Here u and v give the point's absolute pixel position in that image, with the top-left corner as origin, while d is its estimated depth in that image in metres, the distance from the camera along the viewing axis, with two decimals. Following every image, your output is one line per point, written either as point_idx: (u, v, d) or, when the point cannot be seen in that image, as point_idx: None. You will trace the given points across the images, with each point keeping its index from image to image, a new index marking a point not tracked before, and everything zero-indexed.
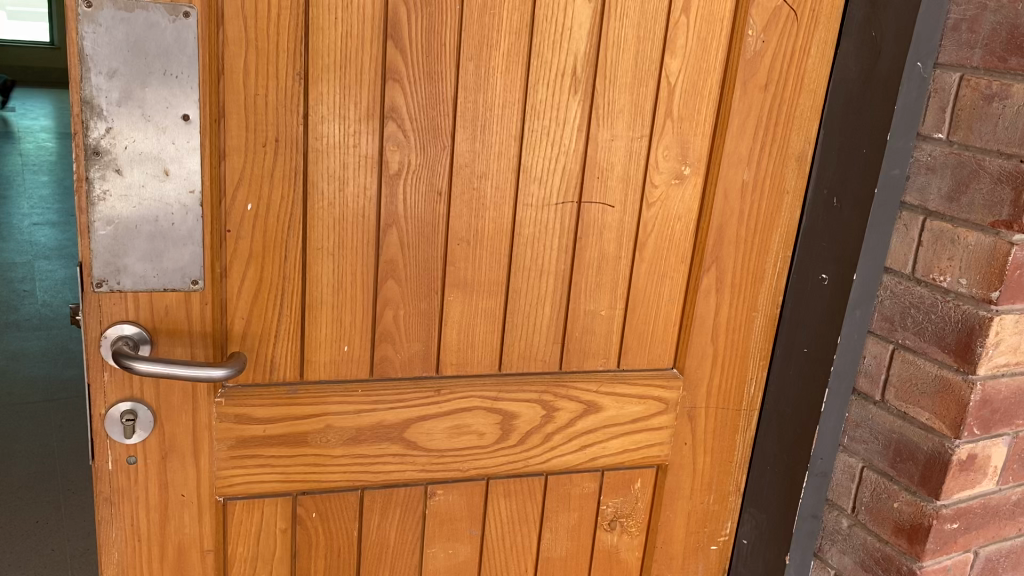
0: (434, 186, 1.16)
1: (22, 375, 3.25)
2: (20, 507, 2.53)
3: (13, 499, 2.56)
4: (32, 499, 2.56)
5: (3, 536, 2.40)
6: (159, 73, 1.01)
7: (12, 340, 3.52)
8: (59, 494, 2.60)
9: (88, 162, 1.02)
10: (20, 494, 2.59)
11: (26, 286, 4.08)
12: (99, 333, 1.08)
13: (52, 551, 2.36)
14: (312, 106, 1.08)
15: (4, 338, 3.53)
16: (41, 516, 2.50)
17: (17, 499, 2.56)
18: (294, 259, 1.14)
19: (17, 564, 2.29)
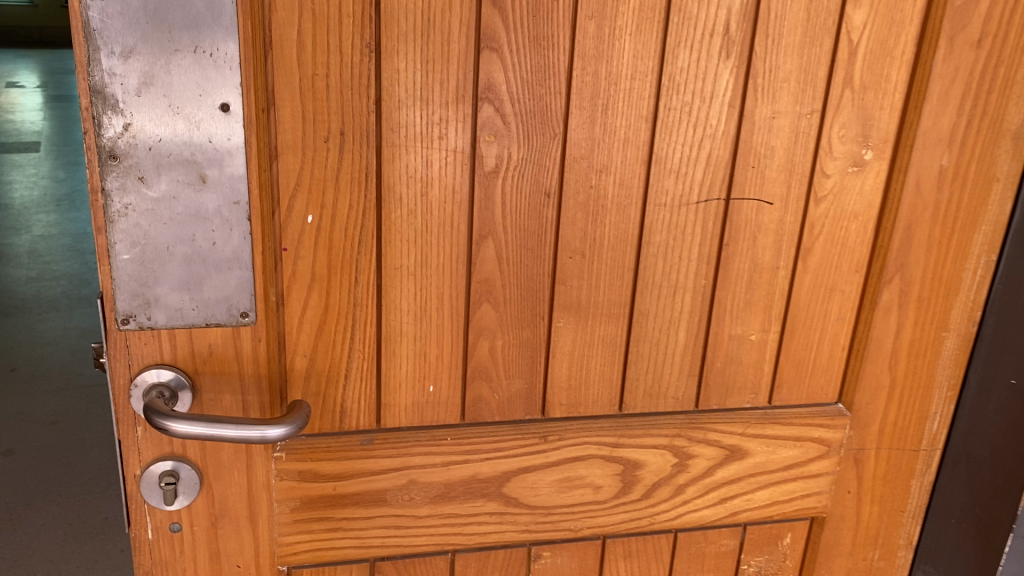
0: (541, 186, 0.90)
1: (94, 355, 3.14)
2: (89, 502, 2.41)
3: (82, 493, 2.44)
4: (100, 493, 2.44)
5: (73, 535, 2.28)
6: (188, 50, 0.77)
7: (83, 317, 3.42)
8: None
9: (103, 168, 0.79)
10: (89, 487, 2.47)
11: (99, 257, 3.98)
12: (128, 379, 0.87)
13: (120, 552, 2.23)
14: (386, 87, 0.83)
15: (76, 314, 3.43)
16: (110, 512, 2.37)
17: (86, 494, 2.44)
18: (366, 282, 0.89)
19: (85, 567, 2.18)
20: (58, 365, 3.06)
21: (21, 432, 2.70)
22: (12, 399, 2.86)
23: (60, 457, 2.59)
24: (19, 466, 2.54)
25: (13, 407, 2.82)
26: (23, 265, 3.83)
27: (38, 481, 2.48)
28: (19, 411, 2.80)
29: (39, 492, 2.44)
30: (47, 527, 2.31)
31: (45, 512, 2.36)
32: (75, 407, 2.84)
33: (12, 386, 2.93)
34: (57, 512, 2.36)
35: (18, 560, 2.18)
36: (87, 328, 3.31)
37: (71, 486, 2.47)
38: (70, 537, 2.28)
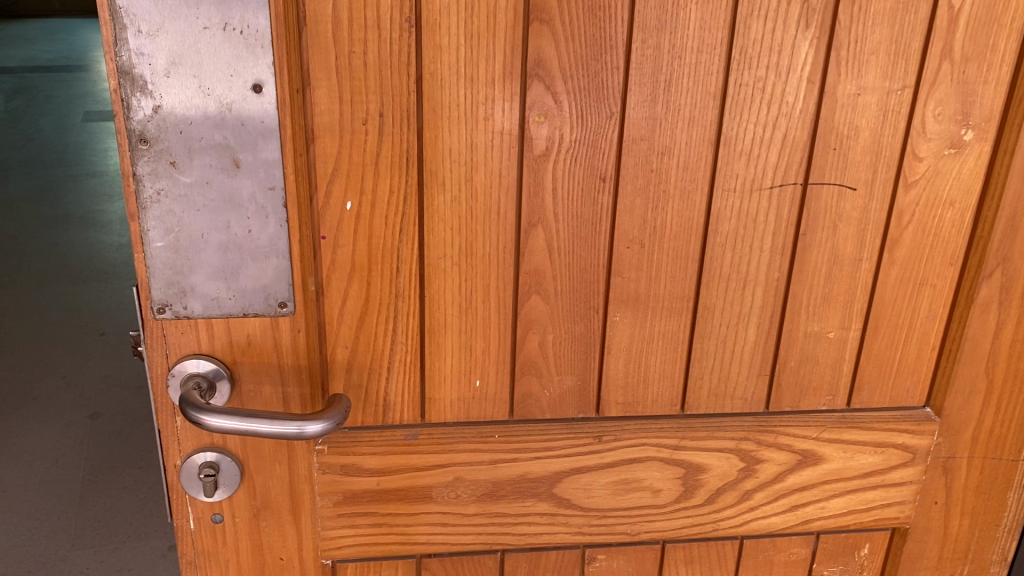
0: (595, 170, 0.83)
1: None
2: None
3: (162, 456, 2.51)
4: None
5: (153, 499, 2.35)
6: (218, 27, 0.72)
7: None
8: None
9: (134, 152, 0.75)
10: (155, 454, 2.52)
11: None
12: (166, 369, 0.84)
13: None
14: (427, 64, 0.77)
15: None
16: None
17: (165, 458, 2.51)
18: (408, 271, 0.85)
19: (163, 531, 2.24)
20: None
21: (108, 394, 2.79)
22: (101, 361, 2.95)
23: (142, 420, 2.66)
24: (105, 428, 2.62)
25: (102, 370, 2.91)
26: (115, 231, 3.95)
27: (122, 444, 2.56)
28: (107, 374, 2.89)
29: (123, 456, 2.51)
30: (129, 489, 2.38)
31: (127, 474, 2.44)
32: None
33: (100, 350, 3.02)
34: (139, 474, 2.44)
35: (103, 521, 2.27)
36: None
37: (152, 449, 2.54)
38: (150, 499, 2.35)
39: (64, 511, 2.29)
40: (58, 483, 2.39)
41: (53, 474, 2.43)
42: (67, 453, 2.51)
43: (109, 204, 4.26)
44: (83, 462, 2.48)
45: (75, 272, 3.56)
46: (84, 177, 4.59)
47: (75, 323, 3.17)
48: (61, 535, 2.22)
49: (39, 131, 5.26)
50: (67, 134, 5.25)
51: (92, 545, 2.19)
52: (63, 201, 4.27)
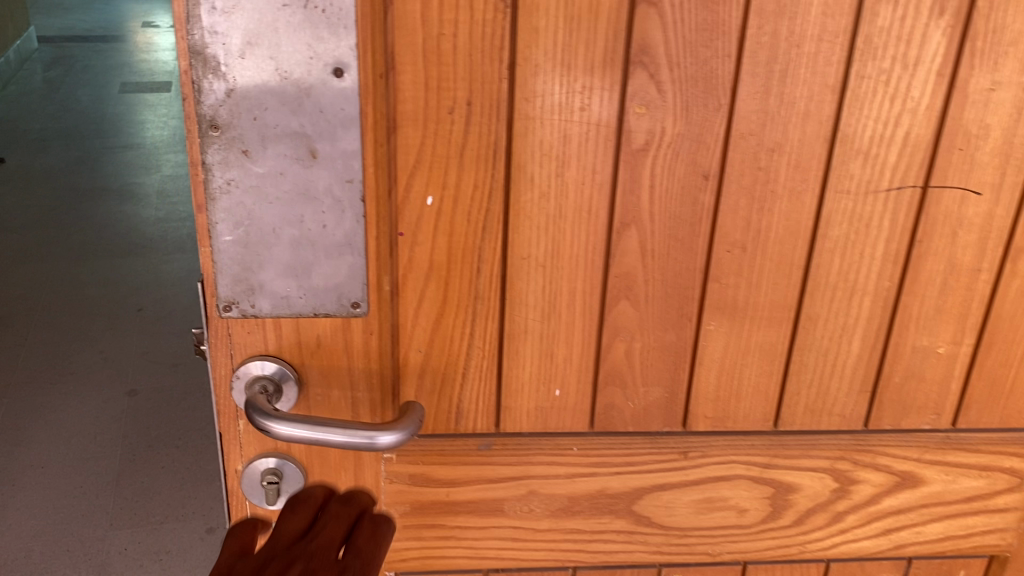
0: (698, 167, 0.76)
1: None
2: (207, 445, 2.45)
3: (200, 434, 2.49)
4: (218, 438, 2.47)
5: (192, 481, 2.32)
6: (298, 5, 0.66)
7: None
8: None
9: (204, 139, 0.69)
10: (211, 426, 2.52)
11: None
12: (230, 371, 0.79)
13: None
14: (522, 48, 0.70)
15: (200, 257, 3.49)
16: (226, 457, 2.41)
17: (203, 437, 2.48)
18: (490, 272, 0.79)
19: (200, 513, 2.22)
20: (182, 306, 3.12)
21: (146, 371, 2.76)
22: (139, 337, 2.93)
23: (180, 398, 2.64)
24: (143, 406, 2.60)
25: (140, 346, 2.89)
26: (152, 205, 3.92)
27: (159, 421, 2.54)
28: (146, 350, 2.87)
29: (161, 435, 2.49)
30: (167, 469, 2.36)
31: (165, 453, 2.41)
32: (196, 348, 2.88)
33: (139, 325, 3.00)
34: (176, 453, 2.41)
35: (141, 501, 2.25)
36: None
37: (190, 428, 2.52)
38: (188, 479, 2.33)
39: (103, 489, 2.28)
40: (97, 461, 2.38)
41: (92, 450, 2.41)
42: (105, 429, 2.50)
43: (147, 177, 4.24)
44: (121, 440, 2.46)
45: (113, 245, 3.54)
46: (122, 148, 4.57)
47: (113, 297, 3.16)
48: (99, 514, 2.20)
49: (78, 102, 5.24)
50: (105, 105, 5.23)
51: (130, 525, 2.18)
52: (102, 173, 4.25)
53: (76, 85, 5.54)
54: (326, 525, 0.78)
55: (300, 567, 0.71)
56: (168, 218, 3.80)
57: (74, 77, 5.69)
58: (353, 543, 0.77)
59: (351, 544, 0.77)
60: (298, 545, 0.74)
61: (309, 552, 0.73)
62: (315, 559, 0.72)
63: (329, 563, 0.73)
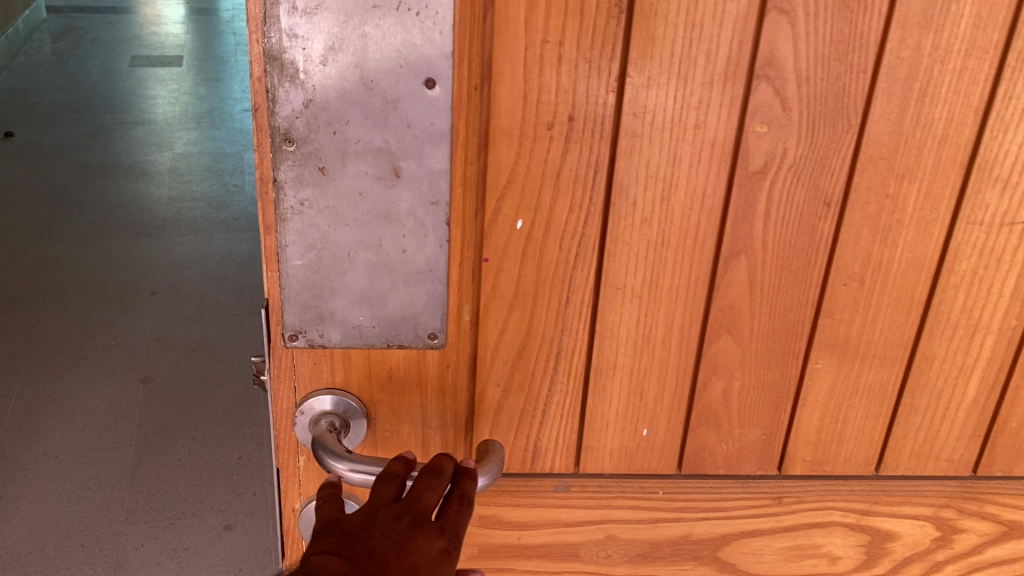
0: (819, 193, 0.68)
1: (230, 283, 3.11)
2: (223, 438, 2.38)
3: (216, 426, 2.42)
4: (235, 430, 2.40)
5: (209, 474, 2.26)
6: (390, 7, 0.59)
7: (220, 241, 3.39)
8: (261, 428, 2.43)
9: (277, 154, 0.62)
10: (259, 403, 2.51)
11: (235, 178, 3.94)
12: (292, 404, 0.72)
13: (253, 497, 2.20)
14: (635, 59, 0.63)
15: (213, 239, 3.41)
16: (244, 450, 2.34)
17: (220, 428, 2.42)
18: (580, 302, 0.71)
19: (218, 508, 2.16)
20: (196, 291, 3.04)
21: (160, 357, 2.69)
22: (152, 322, 2.86)
23: (195, 387, 2.57)
24: (158, 394, 2.53)
25: (153, 332, 2.82)
26: (164, 184, 3.83)
27: (175, 410, 2.47)
28: (159, 336, 2.79)
29: (176, 425, 2.42)
30: (183, 461, 2.29)
31: (181, 445, 2.35)
32: (211, 335, 2.81)
33: (152, 309, 2.93)
34: (192, 445, 2.35)
35: (157, 495, 2.18)
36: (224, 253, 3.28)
37: (206, 419, 2.45)
38: (204, 473, 2.26)
39: (119, 482, 2.22)
40: (111, 451, 2.31)
41: (106, 440, 2.35)
42: (120, 418, 2.43)
43: (157, 155, 4.15)
44: (136, 430, 2.39)
45: (124, 225, 3.46)
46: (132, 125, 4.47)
47: (125, 279, 3.08)
48: (116, 508, 2.14)
49: (87, 75, 5.13)
50: (114, 78, 5.13)
51: (146, 519, 2.11)
52: (112, 149, 4.16)
53: (84, 58, 5.43)
54: (428, 475, 0.66)
55: (407, 524, 0.62)
56: (180, 199, 3.72)
57: (82, 49, 5.57)
58: (449, 513, 0.65)
59: (445, 513, 0.65)
60: (401, 504, 0.63)
61: (414, 513, 0.63)
62: (421, 526, 0.63)
63: (432, 541, 0.62)
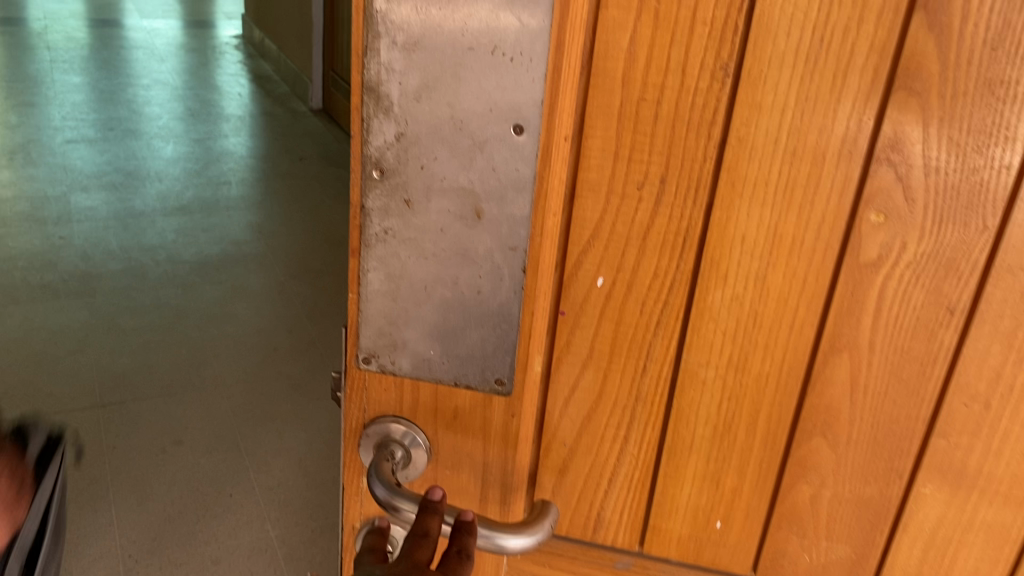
0: (941, 297, 0.60)
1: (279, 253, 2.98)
2: (259, 448, 2.10)
3: (207, 416, 2.18)
4: (255, 406, 2.24)
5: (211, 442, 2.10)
6: (485, 50, 0.58)
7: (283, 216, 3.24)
8: (271, 397, 2.28)
9: (367, 182, 0.64)
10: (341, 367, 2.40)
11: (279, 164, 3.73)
12: (361, 426, 0.73)
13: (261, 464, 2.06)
14: (738, 126, 0.58)
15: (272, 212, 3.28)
16: (274, 476, 2.04)
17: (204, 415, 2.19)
18: (659, 371, 0.67)
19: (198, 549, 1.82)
20: (102, 253, 2.86)
21: (126, 312, 2.55)
22: (141, 286, 2.69)
23: (240, 372, 2.36)
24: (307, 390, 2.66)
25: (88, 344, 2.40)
26: (48, 153, 3.54)
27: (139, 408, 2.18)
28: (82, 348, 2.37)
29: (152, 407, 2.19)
30: (250, 435, 2.14)
31: (227, 444, 2.10)
32: (236, 310, 2.63)
33: (54, 292, 2.60)
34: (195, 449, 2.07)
35: (161, 525, 1.86)
36: (174, 224, 3.09)
37: (239, 414, 2.20)
38: (229, 483, 2.00)
39: (95, 505, 1.89)
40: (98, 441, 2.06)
41: (145, 432, 2.11)
42: (178, 391, 2.26)
43: (10, 130, 3.71)
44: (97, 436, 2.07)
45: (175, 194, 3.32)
46: (85, 103, 4.14)
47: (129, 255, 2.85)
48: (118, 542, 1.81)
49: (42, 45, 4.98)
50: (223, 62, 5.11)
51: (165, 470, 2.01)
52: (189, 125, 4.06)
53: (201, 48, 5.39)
54: (416, 533, 0.65)
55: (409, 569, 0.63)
56: (22, 186, 3.23)
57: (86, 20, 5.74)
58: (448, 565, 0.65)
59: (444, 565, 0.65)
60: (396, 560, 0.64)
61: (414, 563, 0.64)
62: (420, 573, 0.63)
63: None
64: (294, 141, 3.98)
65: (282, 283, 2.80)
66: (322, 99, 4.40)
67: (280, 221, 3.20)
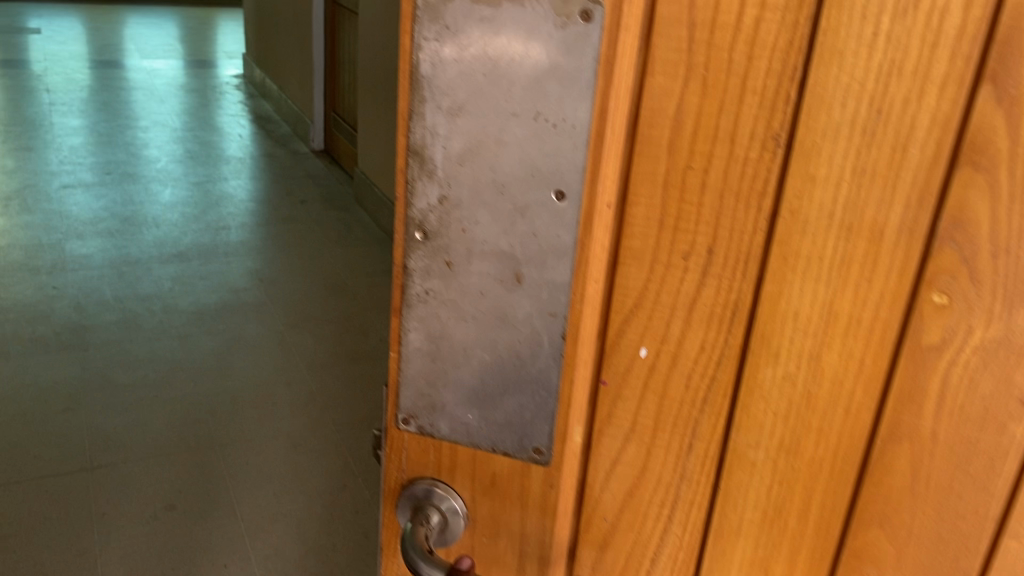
0: (1012, 387, 0.55)
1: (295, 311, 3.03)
2: (256, 512, 2.10)
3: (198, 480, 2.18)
4: (245, 471, 2.23)
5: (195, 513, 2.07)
6: (528, 116, 0.56)
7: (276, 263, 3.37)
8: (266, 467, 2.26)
9: (410, 243, 0.63)
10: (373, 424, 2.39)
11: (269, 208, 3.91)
12: (400, 486, 0.72)
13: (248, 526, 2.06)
14: (790, 199, 0.56)
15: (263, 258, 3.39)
16: (269, 544, 2.01)
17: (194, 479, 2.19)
18: (705, 449, 0.64)
19: None
20: (97, 303, 2.94)
21: (118, 366, 2.59)
22: (137, 334, 2.77)
23: (232, 435, 2.36)
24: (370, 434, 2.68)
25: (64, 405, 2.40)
26: (44, 201, 3.72)
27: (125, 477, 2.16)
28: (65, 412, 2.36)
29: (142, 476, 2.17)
30: (246, 505, 2.12)
31: (213, 499, 2.12)
32: (238, 370, 2.64)
33: (44, 346, 2.66)
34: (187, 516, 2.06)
35: None
36: (170, 273, 3.19)
37: (229, 473, 2.22)
38: (227, 552, 1.97)
39: None
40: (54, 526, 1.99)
41: (136, 494, 2.11)
42: (166, 450, 2.27)
43: (8, 176, 3.92)
44: (26, 526, 1.98)
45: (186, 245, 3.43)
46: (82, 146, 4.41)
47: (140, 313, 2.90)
48: None
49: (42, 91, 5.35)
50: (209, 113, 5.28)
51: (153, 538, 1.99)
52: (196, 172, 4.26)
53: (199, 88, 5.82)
54: None
55: None
56: (17, 233, 3.39)
57: (96, 62, 6.20)
58: None
59: None
60: None
61: None
62: None
63: None
64: (293, 184, 4.21)
65: (278, 333, 2.86)
66: (324, 140, 4.72)
67: (265, 269, 3.31)
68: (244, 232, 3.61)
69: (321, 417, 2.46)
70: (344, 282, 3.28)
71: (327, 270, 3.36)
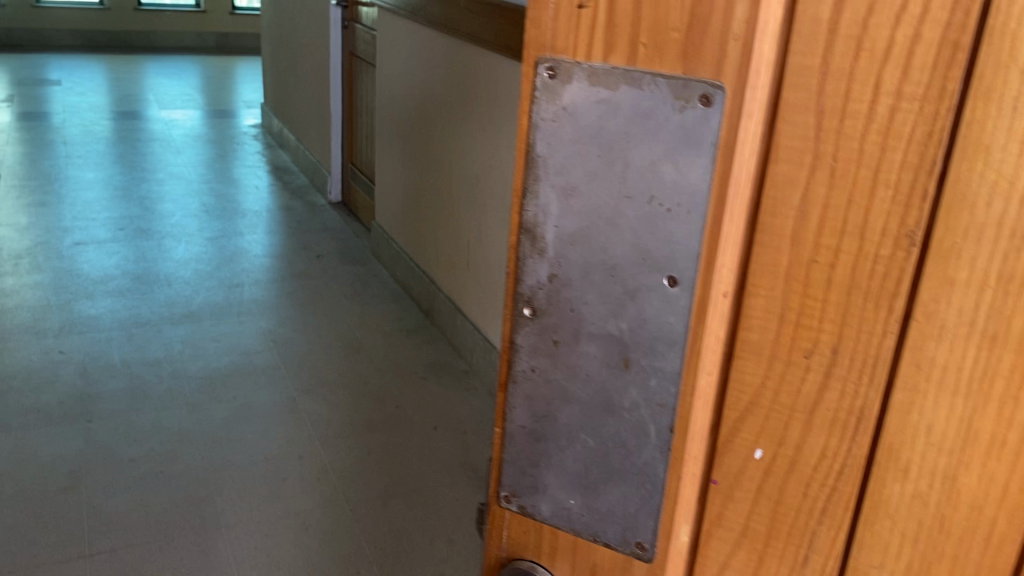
0: None
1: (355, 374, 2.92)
2: None
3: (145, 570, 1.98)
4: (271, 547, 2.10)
5: None
6: (641, 198, 0.54)
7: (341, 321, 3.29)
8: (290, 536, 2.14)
9: (518, 319, 0.63)
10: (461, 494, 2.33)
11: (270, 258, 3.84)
12: (499, 564, 0.71)
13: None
14: (924, 303, 0.51)
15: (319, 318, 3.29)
16: None
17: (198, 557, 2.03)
18: (823, 563, 0.59)
19: None
20: (102, 367, 2.83)
21: (121, 440, 2.44)
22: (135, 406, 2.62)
23: (235, 513, 2.20)
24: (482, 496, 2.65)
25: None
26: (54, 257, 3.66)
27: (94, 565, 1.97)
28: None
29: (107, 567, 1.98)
30: None
31: (210, 564, 2.02)
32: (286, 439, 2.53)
33: (41, 414, 2.54)
34: None
35: None
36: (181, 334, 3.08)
37: (215, 540, 2.09)
38: None
39: None
40: None
41: None
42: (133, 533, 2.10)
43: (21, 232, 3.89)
44: None
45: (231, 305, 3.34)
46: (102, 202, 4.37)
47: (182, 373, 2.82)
48: None
49: (59, 140, 5.41)
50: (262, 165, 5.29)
51: None
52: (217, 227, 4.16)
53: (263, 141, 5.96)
54: None
55: None
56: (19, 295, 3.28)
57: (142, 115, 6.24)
58: None
59: None
60: None
61: None
62: None
63: None
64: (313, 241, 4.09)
65: (289, 401, 2.71)
66: (341, 191, 4.65)
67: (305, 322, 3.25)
68: (259, 288, 3.51)
69: (335, 492, 2.31)
70: (361, 340, 3.16)
71: (347, 328, 3.23)
